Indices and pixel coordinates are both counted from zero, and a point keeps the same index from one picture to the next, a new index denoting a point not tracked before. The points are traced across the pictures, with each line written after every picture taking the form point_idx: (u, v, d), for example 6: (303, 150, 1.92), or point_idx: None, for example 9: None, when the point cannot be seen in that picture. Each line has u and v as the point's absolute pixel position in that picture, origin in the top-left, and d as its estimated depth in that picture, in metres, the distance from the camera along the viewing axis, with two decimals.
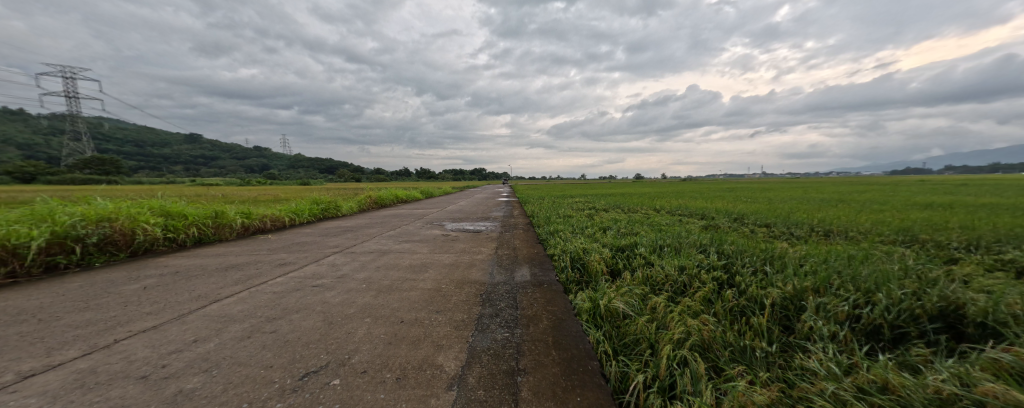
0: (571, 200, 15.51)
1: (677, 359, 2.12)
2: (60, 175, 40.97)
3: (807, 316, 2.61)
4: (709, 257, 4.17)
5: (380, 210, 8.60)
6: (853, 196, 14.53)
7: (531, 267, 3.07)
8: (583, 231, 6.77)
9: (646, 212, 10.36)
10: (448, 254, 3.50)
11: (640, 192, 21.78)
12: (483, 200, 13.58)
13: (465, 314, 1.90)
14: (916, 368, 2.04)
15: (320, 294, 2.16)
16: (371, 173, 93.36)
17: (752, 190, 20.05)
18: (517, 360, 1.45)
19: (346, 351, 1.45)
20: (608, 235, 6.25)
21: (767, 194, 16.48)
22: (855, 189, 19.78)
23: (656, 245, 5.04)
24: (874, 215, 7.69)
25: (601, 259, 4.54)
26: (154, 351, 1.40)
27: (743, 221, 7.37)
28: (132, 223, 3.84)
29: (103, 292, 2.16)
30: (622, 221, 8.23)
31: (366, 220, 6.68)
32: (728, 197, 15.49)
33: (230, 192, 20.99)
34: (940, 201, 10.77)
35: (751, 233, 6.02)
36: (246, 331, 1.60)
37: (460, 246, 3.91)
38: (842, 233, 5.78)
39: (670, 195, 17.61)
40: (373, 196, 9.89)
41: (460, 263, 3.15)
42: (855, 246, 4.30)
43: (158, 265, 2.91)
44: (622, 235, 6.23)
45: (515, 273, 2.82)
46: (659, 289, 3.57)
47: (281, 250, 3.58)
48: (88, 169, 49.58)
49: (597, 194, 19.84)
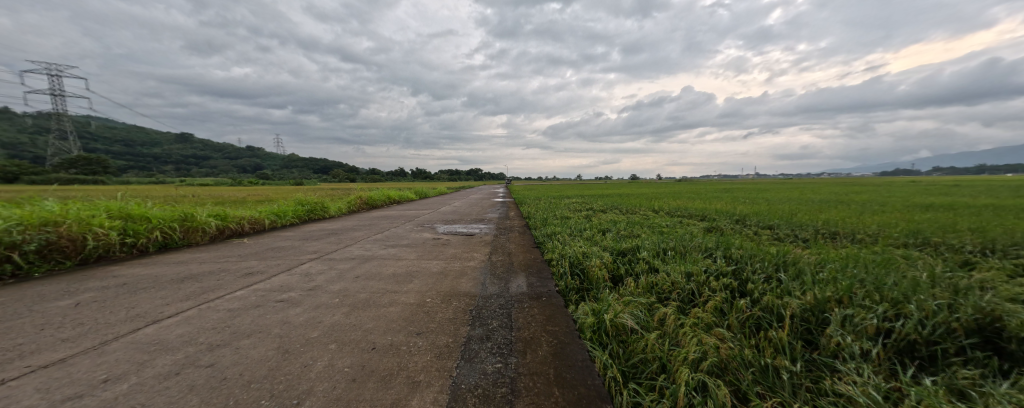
0: (568, 200, 15.25)
1: (695, 384, 1.85)
2: (45, 175, 40.06)
3: (833, 331, 2.36)
4: (717, 262, 3.91)
5: (371, 212, 8.28)
6: (849, 197, 14.45)
7: (528, 275, 2.79)
8: (581, 233, 6.50)
9: (645, 213, 10.11)
10: (436, 261, 3.20)
11: (636, 193, 21.62)
12: (478, 201, 13.27)
13: (450, 337, 1.61)
14: (965, 394, 1.80)
15: (281, 312, 1.85)
16: (365, 174, 92.37)
17: (749, 191, 19.97)
18: (510, 405, 1.16)
19: (296, 394, 1.15)
20: (608, 238, 5.98)
21: (764, 195, 16.38)
22: (851, 191, 19.76)
23: (659, 248, 4.78)
24: (878, 217, 7.50)
25: (602, 264, 4.27)
26: (44, 398, 1.10)
27: (746, 223, 7.15)
28: (81, 228, 3.49)
29: (24, 311, 1.84)
30: (621, 223, 7.98)
31: (354, 221, 6.36)
32: (725, 198, 15.36)
33: (217, 193, 20.53)
34: (938, 202, 10.69)
35: (757, 236, 5.77)
36: (176, 366, 1.30)
37: (450, 252, 3.61)
38: (849, 235, 5.57)
39: (667, 196, 17.45)
40: (363, 196, 9.54)
41: (449, 271, 2.85)
42: (870, 251, 4.06)
43: (105, 275, 2.57)
44: (622, 238, 5.95)
45: (510, 283, 2.52)
46: (665, 297, 3.31)
47: (251, 256, 3.25)
48: (73, 169, 48.37)
49: (593, 195, 19.62)
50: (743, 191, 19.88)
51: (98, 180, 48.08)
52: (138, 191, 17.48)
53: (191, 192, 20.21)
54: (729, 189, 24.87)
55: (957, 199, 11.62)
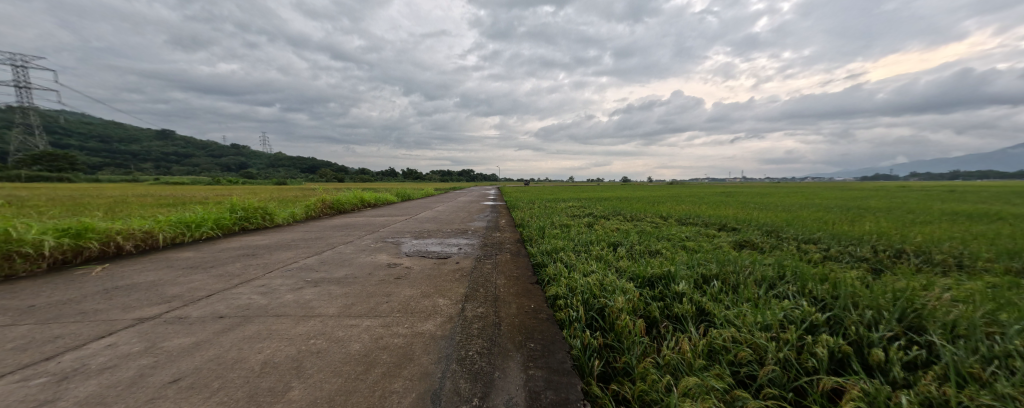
0: (564, 205, 13.97)
1: None
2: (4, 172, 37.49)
3: None
4: (801, 305, 2.67)
5: (332, 218, 6.88)
6: (862, 203, 13.60)
7: (527, 365, 1.47)
8: (588, 251, 5.21)
9: (654, 222, 8.91)
10: (370, 319, 1.86)
11: (634, 197, 20.61)
12: (467, 205, 11.94)
13: None
14: None
15: None
16: (353, 173, 90.35)
17: (754, 196, 19.06)
18: None
19: None
20: (625, 257, 4.69)
21: (770, 200, 15.52)
22: (857, 196, 19.02)
23: (699, 276, 3.54)
24: (928, 228, 6.46)
25: (629, 303, 3.00)
26: None
27: (784, 235, 5.96)
28: None
29: None
30: (631, 234, 6.77)
31: (299, 233, 4.97)
32: (732, 202, 14.42)
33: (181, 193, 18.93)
34: (970, 210, 9.77)
35: (813, 259, 4.56)
36: None
37: (403, 295, 2.29)
38: (923, 258, 4.45)
39: (669, 200, 16.43)
40: (327, 199, 8.11)
41: (380, 353, 1.52)
42: (1008, 286, 2.88)
43: None
44: (643, 257, 4.68)
45: (492, 400, 1.21)
46: (746, 373, 2.05)
47: (42, 312, 1.86)
48: (36, 166, 45.25)
49: (591, 198, 18.49)
50: (746, 195, 19.08)
51: (65, 177, 45.07)
52: (85, 195, 15.54)
53: (150, 194, 18.32)
54: (731, 192, 23.98)
55: (988, 206, 10.73)
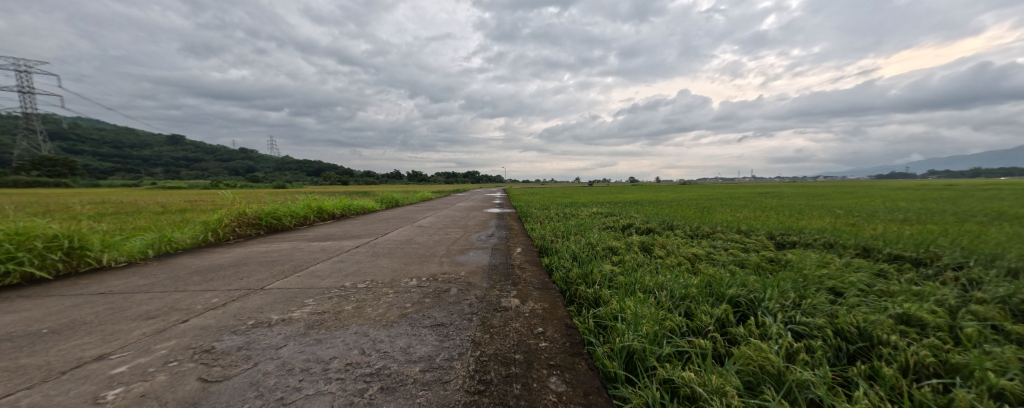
0: (592, 213, 11.04)
1: None
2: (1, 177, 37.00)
3: None
4: None
5: (236, 248, 4.16)
6: (990, 207, 10.31)
7: None
8: (721, 353, 2.25)
9: (742, 243, 6.01)
10: None
11: (668, 200, 17.66)
12: (471, 215, 9.21)
13: None
14: None
15: None
16: (357, 176, 88.86)
17: (816, 198, 15.80)
18: None
19: None
20: (859, 393, 1.77)
21: (852, 205, 12.34)
22: (942, 197, 15.71)
23: None
24: None
25: None
26: None
27: None
28: None
29: None
30: (744, 274, 3.92)
31: (57, 305, 2.15)
32: (806, 209, 11.36)
33: (154, 200, 17.21)
34: None
35: None
36: None
37: None
38: None
39: (719, 204, 13.45)
40: (249, 212, 5.38)
41: None
42: None
43: None
44: (915, 397, 1.73)
45: None
46: None
47: None
48: (36, 171, 44.43)
49: (619, 203, 15.48)
50: (807, 198, 15.87)
51: (65, 182, 43.81)
52: (34, 206, 13.27)
53: (117, 202, 16.61)
54: (775, 193, 20.78)
55: None
